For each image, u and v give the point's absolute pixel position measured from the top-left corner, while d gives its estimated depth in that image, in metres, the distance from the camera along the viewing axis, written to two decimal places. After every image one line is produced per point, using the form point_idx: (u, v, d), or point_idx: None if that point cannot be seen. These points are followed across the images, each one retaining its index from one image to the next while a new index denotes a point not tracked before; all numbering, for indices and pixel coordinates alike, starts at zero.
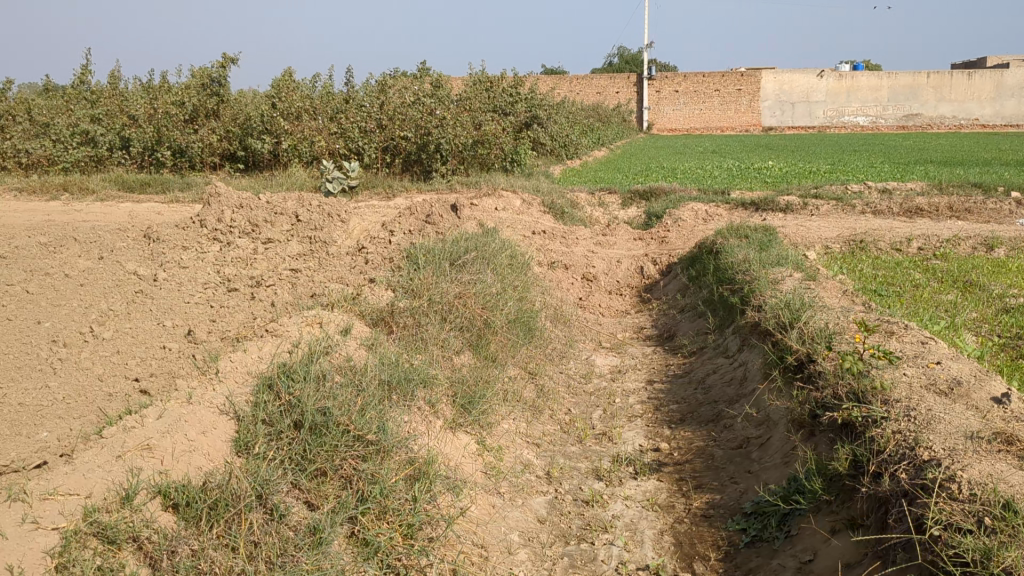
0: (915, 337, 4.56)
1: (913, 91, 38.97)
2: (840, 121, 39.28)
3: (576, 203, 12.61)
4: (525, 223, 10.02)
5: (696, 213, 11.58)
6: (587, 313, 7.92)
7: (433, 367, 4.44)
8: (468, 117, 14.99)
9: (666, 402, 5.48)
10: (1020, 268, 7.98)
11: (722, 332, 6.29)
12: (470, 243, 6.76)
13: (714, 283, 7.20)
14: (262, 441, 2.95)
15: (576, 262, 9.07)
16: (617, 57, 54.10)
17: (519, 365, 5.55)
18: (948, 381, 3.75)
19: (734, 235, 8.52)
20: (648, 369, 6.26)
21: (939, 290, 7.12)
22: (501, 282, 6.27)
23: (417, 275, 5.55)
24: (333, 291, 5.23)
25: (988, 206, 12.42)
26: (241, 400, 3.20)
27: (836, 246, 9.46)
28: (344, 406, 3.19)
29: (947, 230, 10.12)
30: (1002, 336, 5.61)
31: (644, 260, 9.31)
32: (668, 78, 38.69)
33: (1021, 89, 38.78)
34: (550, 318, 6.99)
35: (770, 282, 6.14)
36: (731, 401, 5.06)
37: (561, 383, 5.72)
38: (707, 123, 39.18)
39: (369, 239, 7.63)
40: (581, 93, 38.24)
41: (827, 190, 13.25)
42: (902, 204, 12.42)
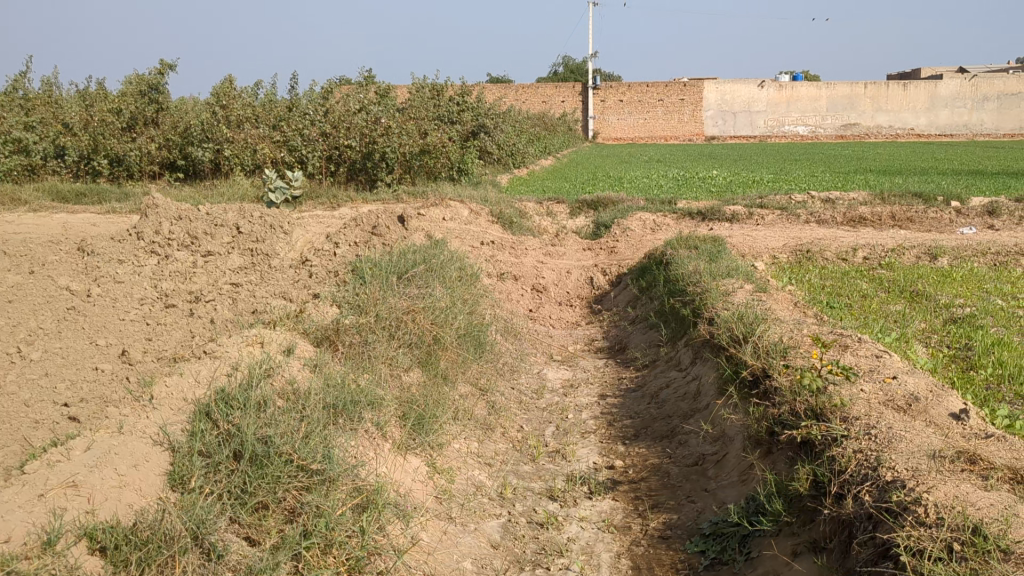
0: (869, 350, 4.52)
1: (851, 102, 39.74)
2: (781, 130, 39.83)
3: (524, 213, 12.51)
4: (473, 233, 9.89)
5: (644, 223, 11.56)
6: (537, 325, 7.81)
7: (380, 386, 4.28)
8: (414, 126, 14.81)
9: (619, 417, 5.37)
10: (964, 277, 8.06)
11: (674, 345, 6.22)
12: (418, 255, 6.61)
13: (665, 295, 7.13)
14: (199, 474, 2.78)
15: (525, 273, 8.96)
16: (562, 66, 54.37)
17: (469, 381, 5.41)
18: (907, 397, 3.69)
19: (684, 246, 8.47)
20: (601, 382, 6.15)
21: (887, 299, 7.15)
22: (451, 296, 6.13)
23: (363, 290, 5.39)
24: (275, 307, 5.04)
25: (930, 215, 12.59)
26: (176, 429, 3.01)
27: (784, 256, 9.48)
28: (287, 434, 3.03)
29: (891, 240, 10.21)
30: (952, 346, 5.61)
31: (594, 270, 9.23)
32: (613, 87, 38.78)
33: (953, 100, 40.06)
34: (500, 331, 6.86)
35: (722, 293, 6.08)
36: (686, 415, 4.97)
37: (512, 398, 5.59)
38: (652, 132, 39.42)
39: (313, 252, 7.44)
40: (527, 102, 38.20)
41: (772, 200, 13.33)
42: (846, 214, 12.54)
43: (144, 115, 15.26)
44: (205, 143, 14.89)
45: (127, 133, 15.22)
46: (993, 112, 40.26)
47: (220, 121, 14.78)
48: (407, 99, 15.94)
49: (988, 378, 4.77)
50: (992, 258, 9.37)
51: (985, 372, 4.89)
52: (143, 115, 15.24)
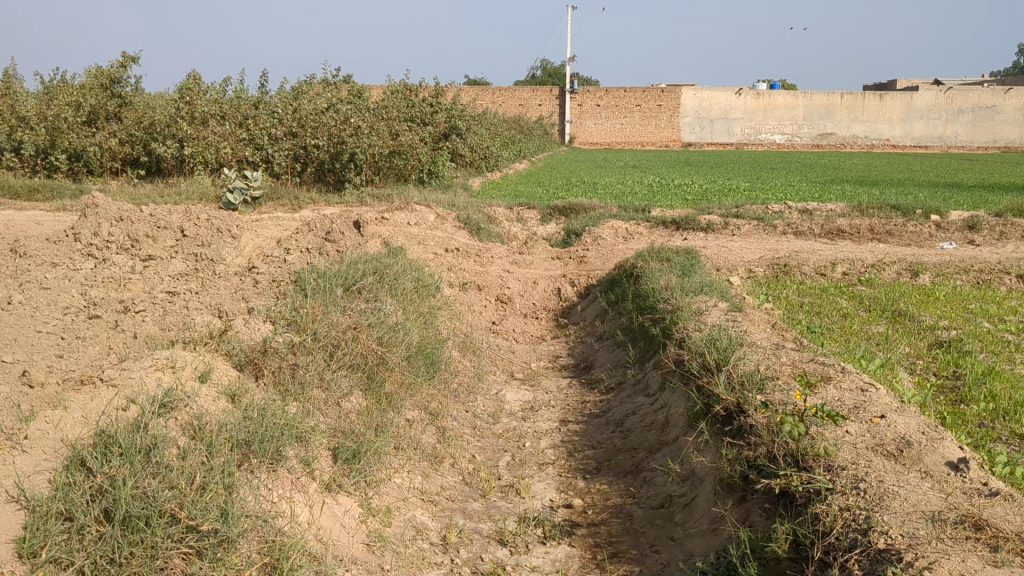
0: (853, 383, 4.12)
1: (827, 111, 39.74)
2: (757, 138, 39.68)
3: (493, 218, 12.08)
4: (436, 240, 9.43)
5: (616, 232, 11.20)
6: (499, 340, 7.36)
7: (310, 418, 3.84)
8: (384, 126, 14.33)
9: (581, 447, 4.93)
10: (947, 296, 7.75)
11: (642, 366, 5.81)
12: (370, 266, 6.14)
13: (634, 312, 6.72)
14: (54, 544, 2.41)
15: (490, 282, 8.54)
16: (540, 70, 54.16)
17: (418, 406, 4.95)
18: (898, 442, 3.30)
19: (656, 258, 8.06)
20: (563, 406, 5.71)
21: (867, 320, 6.80)
22: (403, 310, 5.68)
23: (302, 305, 4.91)
24: (202, 322, 4.56)
25: (908, 228, 12.30)
26: (39, 482, 2.60)
27: (759, 269, 9.11)
28: (173, 489, 2.63)
29: (869, 254, 9.87)
30: (938, 375, 5.25)
31: (562, 281, 8.82)
32: (590, 91, 38.33)
33: (928, 112, 40.24)
34: (458, 347, 6.40)
35: (694, 312, 5.67)
36: (652, 449, 4.56)
37: (466, 424, 5.13)
38: (629, 138, 39.07)
39: (262, 258, 6.97)
40: (504, 106, 37.62)
41: (748, 209, 12.97)
42: (823, 225, 12.22)
43: (105, 109, 14.73)
44: (168, 140, 14.34)
45: (87, 128, 14.66)
46: (967, 125, 40.55)
47: (182, 117, 14.23)
48: (378, 98, 15.46)
49: (980, 414, 4.40)
50: (974, 276, 9.07)
51: (975, 406, 4.52)
52: (104, 109, 14.72)
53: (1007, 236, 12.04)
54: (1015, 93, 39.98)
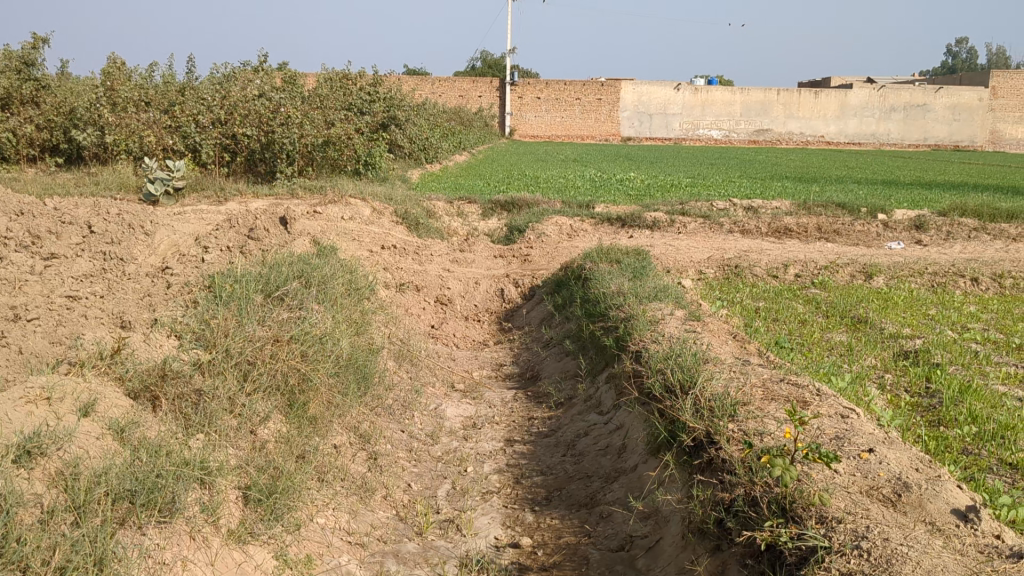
0: (831, 408, 3.73)
1: (764, 107, 39.95)
2: (695, 133, 39.59)
3: (432, 213, 11.55)
4: (372, 235, 8.90)
5: (561, 229, 10.77)
6: (438, 346, 6.85)
7: (215, 454, 3.32)
8: (318, 115, 13.67)
9: (528, 472, 4.44)
10: (905, 302, 7.47)
11: (594, 380, 5.37)
12: (295, 268, 5.58)
13: (583, 318, 6.27)
14: None
15: (429, 282, 8.01)
16: (479, 61, 53.61)
17: (347, 427, 4.44)
18: (895, 485, 2.90)
19: (606, 258, 7.64)
20: (508, 423, 5.22)
21: (826, 327, 6.46)
22: (332, 318, 5.14)
23: (213, 317, 4.35)
24: (96, 337, 3.97)
25: (856, 227, 12.06)
26: None
27: (710, 271, 8.74)
28: None
29: (819, 254, 9.58)
30: (911, 392, 4.91)
31: (505, 281, 8.33)
32: (531, 84, 37.79)
33: (862, 109, 40.73)
34: (394, 356, 5.87)
35: (650, 320, 5.24)
36: (608, 479, 4.10)
37: (401, 446, 4.61)
38: (569, 131, 38.67)
39: (178, 258, 6.38)
40: (443, 96, 36.86)
41: (694, 206, 12.64)
42: (770, 223, 11.93)
43: (20, 94, 13.92)
44: (87, 127, 13.49)
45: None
46: (899, 123, 41.18)
47: (103, 103, 13.44)
48: (313, 87, 14.78)
49: (964, 439, 4.05)
50: (929, 279, 8.83)
51: (957, 430, 4.17)
52: (18, 93, 13.89)
53: (955, 237, 11.88)
54: (946, 92, 40.78)
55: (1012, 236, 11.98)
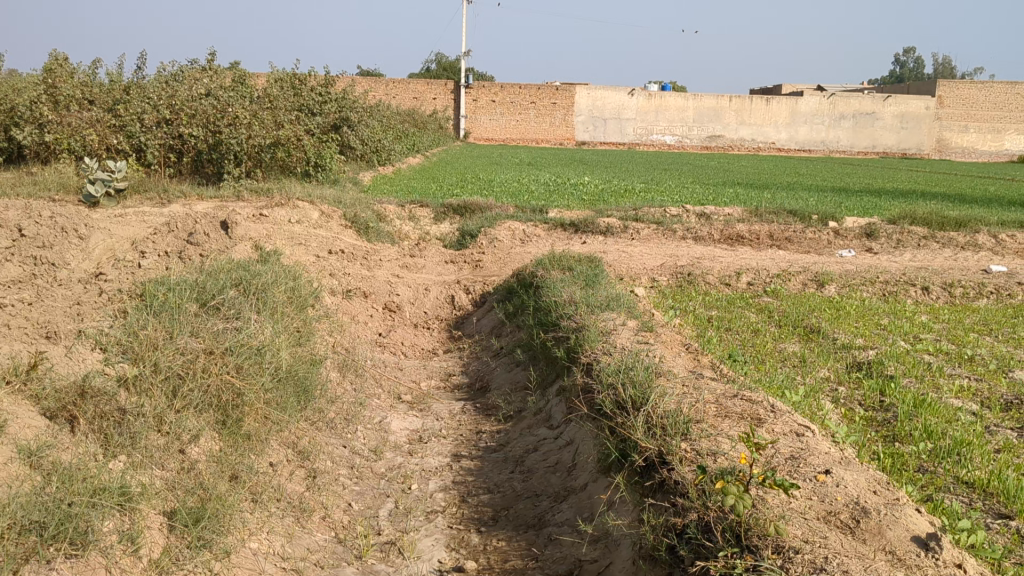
0: (786, 425, 3.61)
1: (716, 113, 40.27)
2: (648, 138, 39.80)
3: (382, 216, 11.34)
4: (319, 240, 8.69)
5: (514, 234, 10.63)
6: (385, 355, 6.66)
7: (137, 478, 3.17)
8: (267, 115, 13.38)
9: (474, 490, 4.28)
10: (858, 312, 7.43)
11: (544, 393, 5.22)
12: (234, 275, 5.38)
13: (534, 327, 6.12)
14: None
15: (377, 288, 7.79)
16: (434, 63, 53.46)
17: (285, 444, 4.24)
18: (854, 510, 2.79)
19: (558, 265, 7.50)
20: (456, 437, 5.05)
21: (779, 337, 6.39)
22: (272, 328, 4.95)
23: (143, 329, 4.17)
24: (15, 349, 3.77)
25: (807, 235, 12.06)
26: None
27: (663, 278, 8.64)
28: None
29: (771, 261, 9.55)
30: (865, 406, 4.84)
31: (455, 288, 8.16)
32: (485, 87, 37.66)
33: (812, 117, 41.23)
34: (338, 367, 5.67)
35: (601, 331, 5.10)
36: (557, 498, 3.95)
37: (342, 463, 4.42)
38: (524, 135, 38.62)
39: (114, 263, 6.13)
40: (397, 98, 36.57)
41: (647, 212, 12.57)
42: (722, 230, 11.90)
43: None
44: (28, 125, 13.09)
45: None
46: (848, 131, 41.74)
47: (44, 101, 13.05)
48: (263, 87, 14.47)
49: (920, 456, 3.97)
50: (880, 288, 8.83)
51: (912, 446, 4.09)
52: None
53: (904, 245, 11.94)
54: (893, 100, 41.40)
55: (960, 244, 12.08)
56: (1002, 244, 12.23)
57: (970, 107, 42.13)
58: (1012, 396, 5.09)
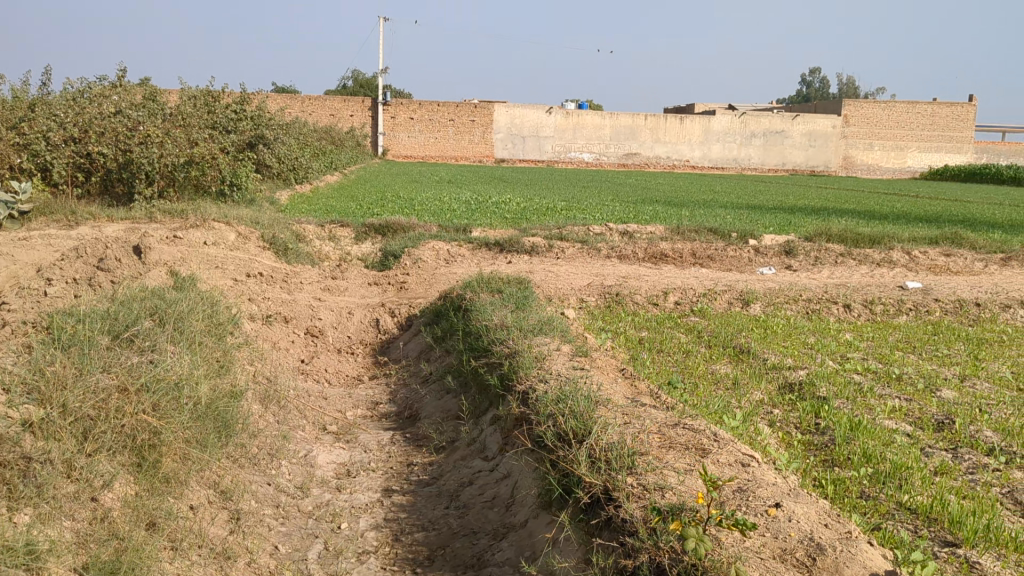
0: (731, 455, 3.53)
1: (632, 131, 40.76)
2: (567, 156, 40.07)
3: (302, 237, 11.04)
4: (237, 262, 8.39)
5: (437, 254, 10.46)
6: (309, 384, 6.41)
7: (44, 533, 2.93)
8: (180, 133, 12.97)
9: (408, 527, 4.09)
10: (785, 331, 7.45)
11: (477, 422, 5.07)
12: (148, 305, 5.11)
13: (464, 352, 5.96)
14: None
15: (298, 313, 7.54)
16: (351, 79, 53.04)
17: (205, 484, 3.99)
18: (809, 547, 2.73)
19: (486, 288, 7.36)
20: (385, 470, 4.85)
21: (709, 358, 6.35)
22: (191, 360, 4.70)
23: (51, 365, 3.89)
24: None
25: (729, 252, 12.16)
26: None
27: (590, 299, 8.57)
28: None
29: (697, 280, 9.57)
30: (801, 429, 4.80)
31: (380, 311, 7.95)
32: (404, 104, 37.41)
33: (725, 135, 42.05)
34: (259, 399, 5.41)
35: (535, 357, 4.97)
36: (496, 536, 3.80)
37: (267, 502, 4.19)
38: (443, 152, 38.47)
39: (16, 291, 5.77)
40: (314, 115, 36.06)
41: (571, 231, 12.53)
42: (646, 249, 11.91)
43: None
44: None
45: None
46: (760, 149, 42.66)
47: None
48: (175, 104, 14.01)
49: (861, 482, 3.93)
50: (804, 306, 8.91)
51: (853, 471, 4.05)
52: None
53: (822, 262, 12.13)
54: (802, 119, 42.48)
55: (876, 261, 12.32)
56: (915, 260, 12.53)
57: (876, 125, 43.48)
58: (941, 415, 5.12)
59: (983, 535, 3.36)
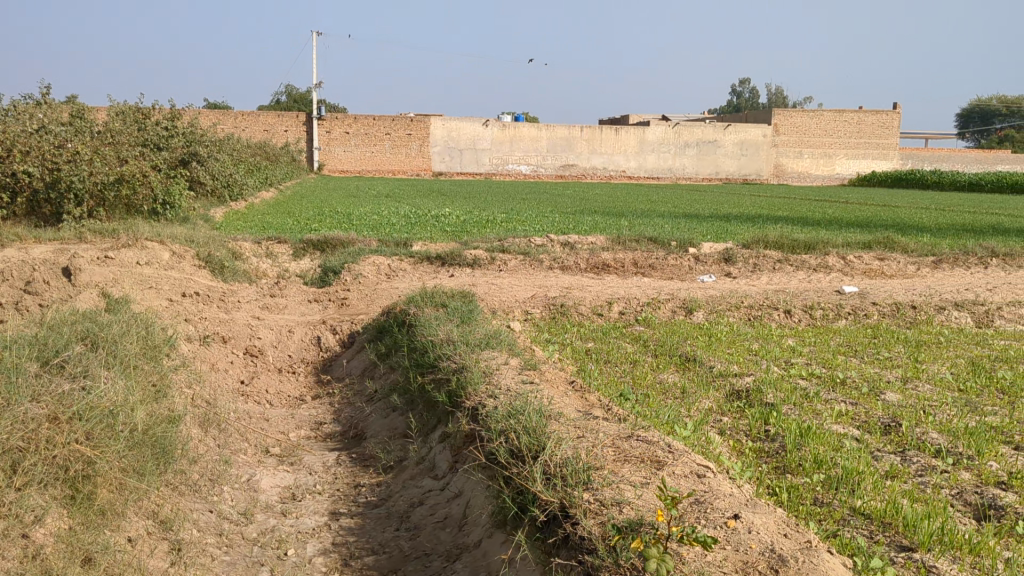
0: (687, 467, 3.49)
1: (568, 143, 40.98)
2: (504, 168, 40.10)
3: (237, 255, 10.81)
4: (172, 282, 8.17)
5: (378, 269, 10.32)
6: (249, 405, 6.24)
7: None
8: (110, 151, 12.63)
9: (358, 551, 3.97)
10: (730, 339, 7.48)
11: (426, 440, 4.96)
12: (80, 329, 4.91)
13: (410, 369, 5.86)
14: None
15: (237, 332, 7.34)
16: (285, 94, 52.50)
17: (144, 514, 3.82)
18: (772, 559, 2.69)
19: (430, 302, 7.26)
20: (332, 493, 4.72)
21: (656, 367, 6.33)
22: (126, 385, 4.52)
23: None
24: None
25: (670, 261, 12.22)
26: None
27: (534, 311, 8.51)
28: None
29: (639, 290, 9.58)
30: (752, 437, 4.79)
31: (321, 328, 7.79)
32: (339, 119, 37.11)
33: (660, 145, 42.50)
34: (198, 422, 5.23)
35: (483, 371, 4.89)
36: (450, 557, 3.70)
37: (210, 530, 4.03)
38: (380, 166, 38.24)
39: None
40: (247, 131, 35.56)
41: (512, 243, 12.49)
42: (588, 259, 11.91)
43: None
44: None
45: None
46: (694, 158, 43.20)
47: None
48: (103, 121, 13.66)
49: (815, 488, 3.92)
50: (746, 312, 8.96)
51: (806, 478, 4.04)
52: None
53: (761, 269, 12.25)
54: (734, 128, 43.14)
55: (812, 266, 12.49)
56: (850, 265, 12.72)
57: (806, 134, 44.33)
58: (887, 418, 5.15)
59: (938, 538, 3.36)
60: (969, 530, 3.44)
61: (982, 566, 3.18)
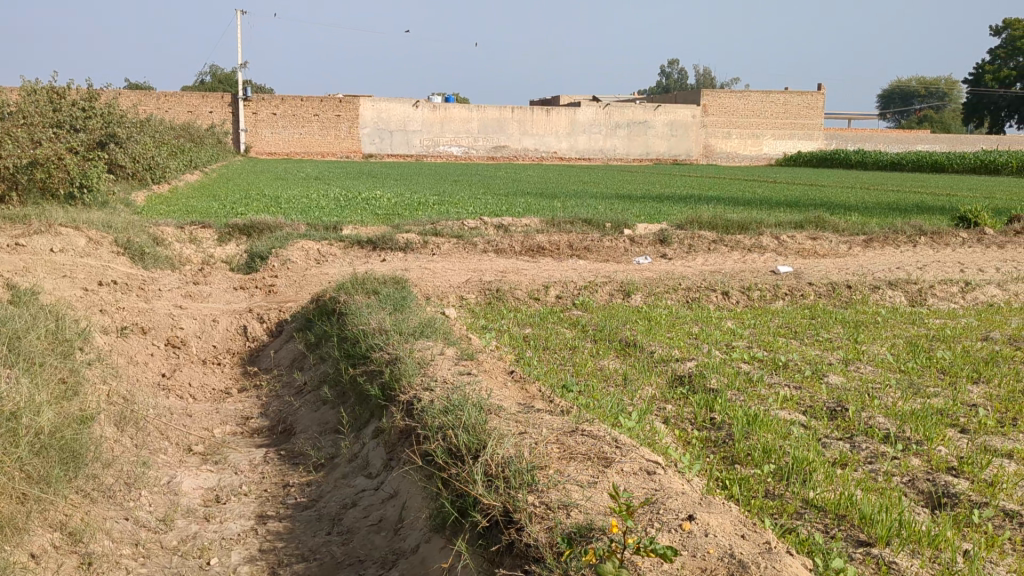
0: (635, 464, 3.30)
1: (500, 124, 40.70)
2: (435, 150, 39.68)
3: (159, 241, 10.37)
4: (88, 270, 7.74)
5: (307, 255, 9.97)
6: (170, 400, 5.90)
7: None
8: (22, 133, 12.02)
9: (286, 558, 3.71)
10: (669, 322, 7.34)
11: (358, 436, 4.71)
12: None
13: (341, 360, 5.58)
14: None
15: (157, 323, 6.98)
16: (210, 75, 51.24)
17: (50, 527, 3.52)
18: (731, 566, 2.53)
19: (361, 289, 6.96)
20: (259, 494, 4.44)
21: (596, 354, 6.16)
22: (30, 385, 4.19)
23: None
24: None
25: (605, 243, 12.08)
26: None
27: (469, 296, 8.28)
28: None
29: (576, 273, 9.40)
30: (697, 425, 4.64)
31: (247, 317, 7.45)
32: (266, 100, 36.30)
33: (591, 126, 42.46)
34: (114, 421, 4.90)
35: (418, 363, 4.65)
36: (385, 565, 3.47)
37: (125, 540, 3.74)
38: (309, 148, 37.54)
39: None
40: (171, 112, 34.57)
41: (445, 226, 12.22)
42: (523, 242, 11.71)
43: None
44: None
45: None
46: (625, 139, 43.27)
47: None
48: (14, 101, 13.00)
49: (765, 479, 3.78)
50: (684, 293, 8.85)
51: (756, 469, 3.90)
52: None
53: (696, 249, 12.17)
54: (665, 109, 43.31)
55: (747, 247, 12.47)
56: (784, 244, 12.74)
57: (735, 114, 44.71)
58: (833, 403, 5.05)
59: (896, 531, 3.23)
60: (926, 521, 3.32)
61: (942, 560, 3.07)
